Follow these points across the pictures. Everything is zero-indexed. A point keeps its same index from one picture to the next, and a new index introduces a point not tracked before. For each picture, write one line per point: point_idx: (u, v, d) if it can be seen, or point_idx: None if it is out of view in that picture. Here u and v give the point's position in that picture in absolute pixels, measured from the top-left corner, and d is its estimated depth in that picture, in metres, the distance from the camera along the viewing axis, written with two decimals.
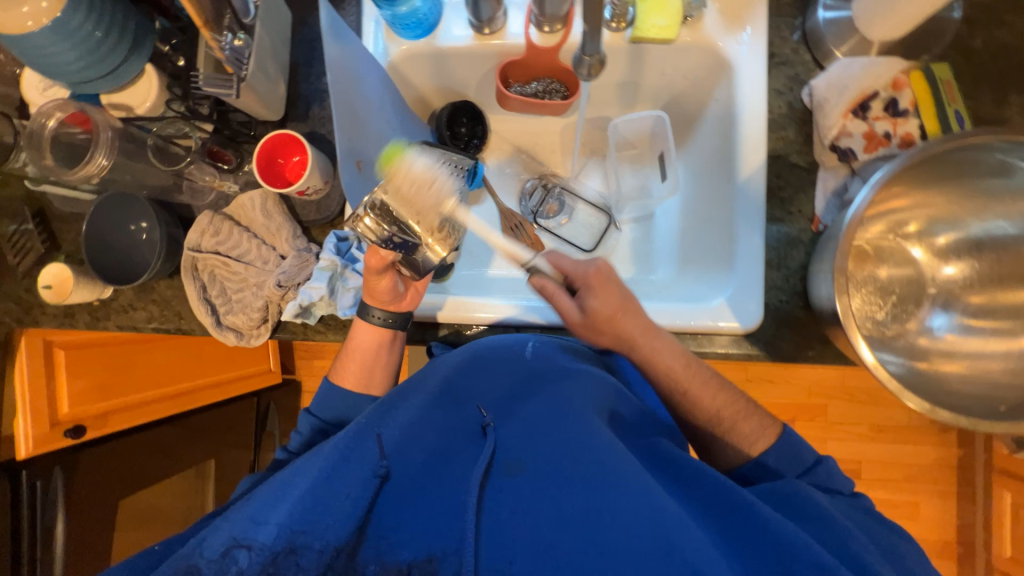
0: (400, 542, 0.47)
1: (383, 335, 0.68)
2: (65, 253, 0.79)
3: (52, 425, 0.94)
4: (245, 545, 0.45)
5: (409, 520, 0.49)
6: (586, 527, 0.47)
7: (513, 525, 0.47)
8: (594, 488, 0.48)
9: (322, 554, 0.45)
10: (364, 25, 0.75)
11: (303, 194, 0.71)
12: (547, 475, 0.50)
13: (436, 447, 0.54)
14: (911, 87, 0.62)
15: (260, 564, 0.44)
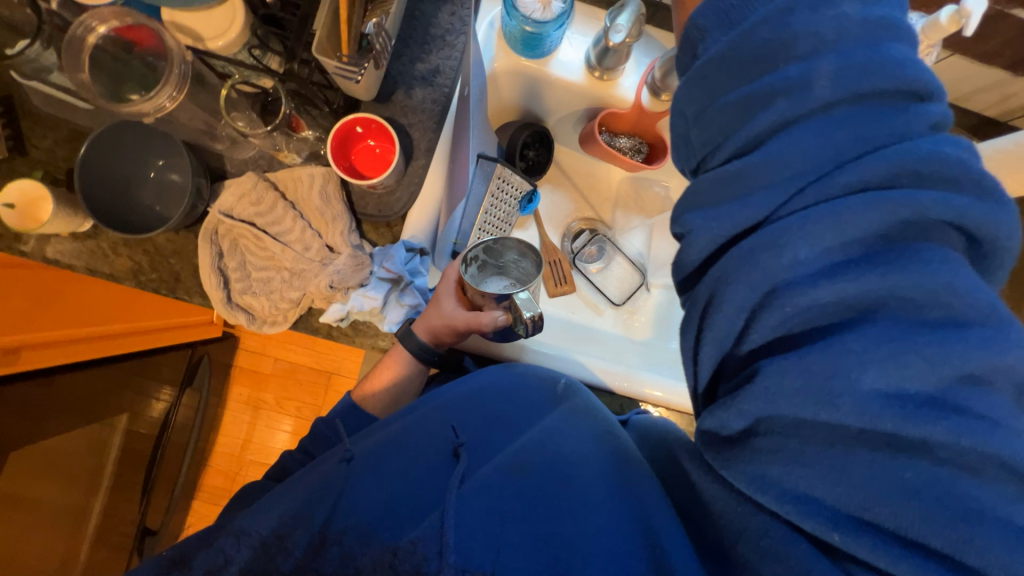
0: (381, 531, 0.45)
1: (412, 366, 0.65)
2: (33, 164, 0.63)
3: None
4: (235, 532, 0.44)
5: (391, 520, 0.46)
6: (569, 537, 0.44)
7: (484, 517, 0.45)
8: (572, 495, 0.48)
9: (308, 538, 0.44)
10: (477, 22, 0.69)
11: (371, 188, 0.64)
12: (527, 483, 0.48)
13: (417, 456, 0.53)
14: None
15: (247, 551, 0.42)
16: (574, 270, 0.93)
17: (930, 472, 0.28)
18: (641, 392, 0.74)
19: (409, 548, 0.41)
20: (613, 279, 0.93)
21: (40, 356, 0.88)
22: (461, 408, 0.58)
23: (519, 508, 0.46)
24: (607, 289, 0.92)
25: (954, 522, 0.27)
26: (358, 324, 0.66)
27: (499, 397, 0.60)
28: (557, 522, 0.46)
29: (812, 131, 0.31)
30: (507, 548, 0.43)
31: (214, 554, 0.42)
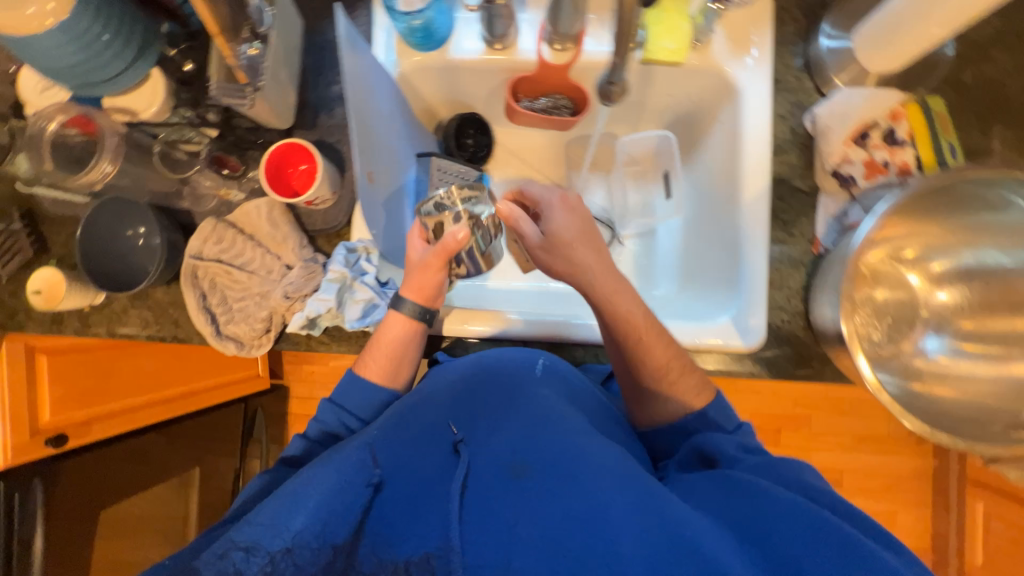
0: (394, 542, 0.49)
1: (410, 329, 0.65)
2: (55, 257, 0.76)
3: (33, 433, 0.90)
4: (242, 547, 0.45)
5: (405, 523, 0.50)
6: (591, 524, 0.45)
7: (501, 522, 0.47)
8: (588, 479, 0.49)
9: (319, 553, 0.46)
10: (375, 35, 0.74)
11: (310, 204, 0.70)
12: (548, 471, 0.50)
13: (421, 456, 0.55)
14: (908, 118, 0.64)
15: (259, 566, 0.44)
16: None
17: (791, 524, 0.45)
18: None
19: (424, 562, 0.47)
20: None
21: (112, 424, 1.04)
22: (458, 400, 0.61)
23: (541, 501, 0.48)
24: None
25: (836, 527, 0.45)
26: (329, 330, 0.71)
27: (496, 381, 0.63)
28: (589, 509, 0.46)
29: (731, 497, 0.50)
30: (533, 544, 0.45)
31: (225, 565, 0.44)
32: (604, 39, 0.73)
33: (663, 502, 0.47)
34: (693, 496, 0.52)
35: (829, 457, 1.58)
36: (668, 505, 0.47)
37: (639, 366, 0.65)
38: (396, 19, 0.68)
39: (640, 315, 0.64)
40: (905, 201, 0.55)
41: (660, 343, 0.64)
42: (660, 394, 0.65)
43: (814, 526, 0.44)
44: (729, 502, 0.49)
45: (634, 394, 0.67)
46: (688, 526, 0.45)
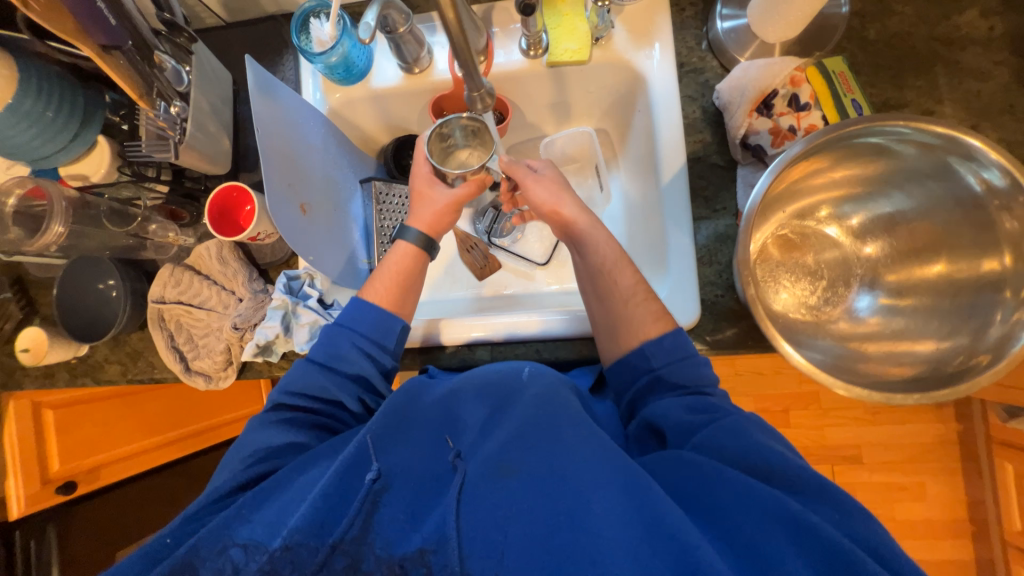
0: (389, 541, 0.48)
1: (416, 255, 0.74)
2: (41, 316, 0.83)
3: (43, 483, 0.97)
4: (241, 544, 0.48)
5: (405, 524, 0.50)
6: (578, 525, 0.45)
7: (494, 528, 0.47)
8: (587, 475, 0.47)
9: (317, 551, 0.47)
10: (303, 78, 0.80)
11: (255, 240, 0.75)
12: (538, 475, 0.49)
13: (420, 463, 0.54)
14: (809, 82, 0.65)
15: (255, 562, 0.47)
16: (493, 247, 0.97)
17: (770, 523, 0.43)
18: (555, 332, 0.75)
19: (419, 557, 0.46)
20: (532, 243, 0.97)
21: (116, 468, 1.12)
22: (451, 408, 0.60)
23: (530, 504, 0.47)
24: (528, 253, 0.97)
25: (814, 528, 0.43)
26: (287, 354, 0.75)
27: (490, 385, 0.60)
28: (575, 511, 0.45)
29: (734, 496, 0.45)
30: (520, 546, 0.45)
31: (224, 561, 0.48)
32: (512, 49, 0.76)
33: (654, 504, 0.45)
34: (683, 487, 0.48)
35: (843, 433, 1.51)
36: (661, 506, 0.45)
37: (610, 297, 0.67)
38: (313, 60, 0.72)
39: (625, 272, 0.68)
40: (813, 149, 0.55)
41: (627, 267, 0.68)
42: (628, 314, 0.65)
43: (799, 533, 0.42)
44: (726, 500, 0.45)
45: (607, 323, 0.67)
46: (672, 518, 0.44)
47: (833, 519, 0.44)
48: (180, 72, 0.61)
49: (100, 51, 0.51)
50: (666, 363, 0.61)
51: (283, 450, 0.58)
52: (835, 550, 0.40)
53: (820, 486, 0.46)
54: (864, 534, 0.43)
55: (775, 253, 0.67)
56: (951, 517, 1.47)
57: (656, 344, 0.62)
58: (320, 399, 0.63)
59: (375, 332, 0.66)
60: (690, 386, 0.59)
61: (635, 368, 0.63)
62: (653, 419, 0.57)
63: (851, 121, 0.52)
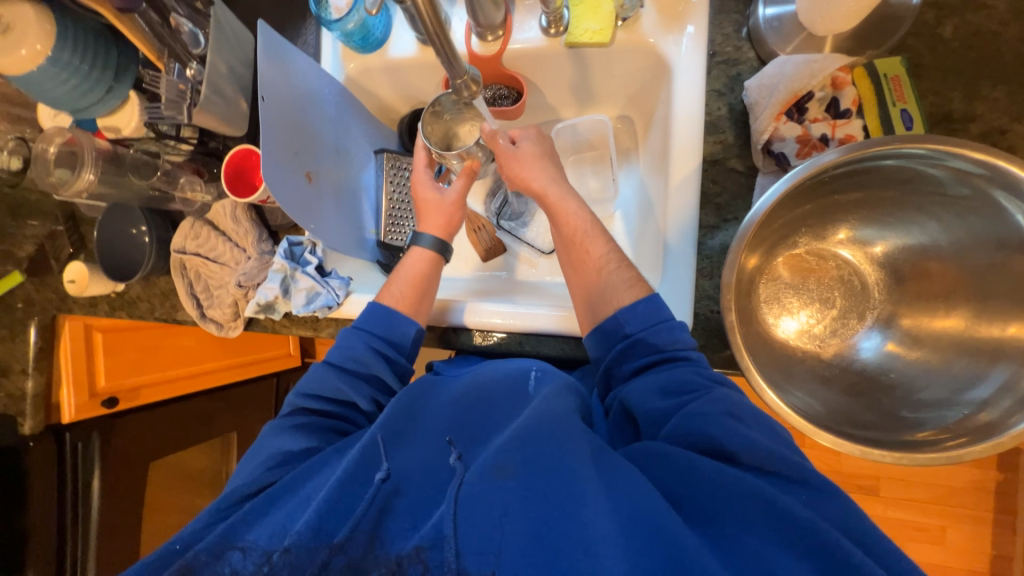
0: (389, 540, 0.47)
1: (432, 260, 0.74)
2: (88, 252, 0.92)
3: (92, 395, 1.10)
4: (245, 547, 0.48)
5: (405, 530, 0.48)
6: (571, 524, 0.44)
7: (492, 521, 0.45)
8: (579, 476, 0.47)
9: (316, 551, 0.46)
10: (323, 43, 0.80)
11: (266, 202, 0.79)
12: (530, 470, 0.48)
13: (420, 470, 0.52)
14: (854, 84, 0.57)
15: (255, 563, 0.47)
16: (500, 230, 0.96)
17: (751, 515, 0.43)
18: (540, 326, 0.74)
19: (415, 554, 0.45)
20: (540, 230, 0.95)
21: (156, 390, 1.25)
22: (457, 415, 0.59)
23: (526, 500, 0.46)
24: (535, 240, 0.95)
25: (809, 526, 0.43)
26: (288, 314, 0.79)
27: (490, 391, 0.61)
28: (565, 506, 0.45)
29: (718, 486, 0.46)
30: (517, 546, 0.43)
31: (223, 564, 0.47)
32: (532, 26, 0.72)
33: (640, 499, 0.45)
34: (668, 483, 0.48)
35: (863, 462, 1.42)
36: (648, 504, 0.45)
37: (584, 268, 0.66)
38: (330, 27, 0.72)
39: (596, 245, 0.66)
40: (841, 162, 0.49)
41: (602, 235, 0.67)
42: (600, 285, 0.64)
43: (781, 522, 0.42)
44: (714, 496, 0.45)
45: (580, 293, 0.66)
46: (664, 524, 0.43)
47: (804, 500, 0.46)
48: (197, 35, 0.63)
49: (118, 13, 0.54)
50: (642, 328, 0.60)
51: (289, 456, 0.60)
52: (812, 531, 0.41)
53: (795, 468, 0.47)
54: (838, 515, 0.44)
55: (784, 273, 0.62)
56: (970, 567, 1.37)
57: (629, 310, 0.61)
58: (333, 403, 0.65)
59: (389, 333, 0.68)
60: (660, 359, 0.58)
61: (609, 335, 0.61)
62: (628, 400, 0.58)
63: (873, 141, 0.47)
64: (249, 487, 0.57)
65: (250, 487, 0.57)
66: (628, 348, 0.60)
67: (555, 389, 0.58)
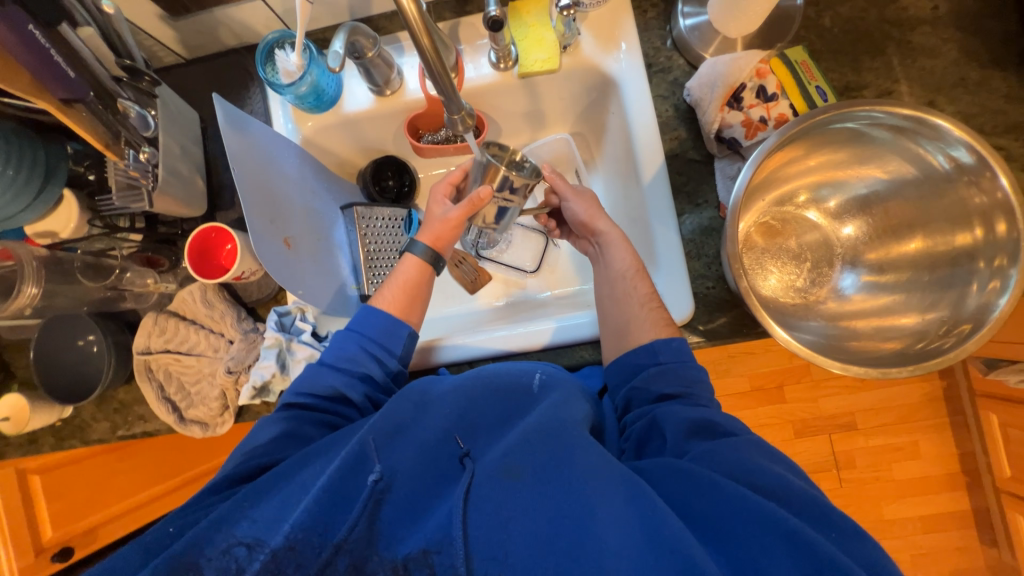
0: (391, 542, 0.49)
1: (422, 267, 0.74)
2: (19, 381, 0.79)
3: (38, 553, 0.94)
4: (246, 542, 0.47)
5: (407, 525, 0.50)
6: (577, 521, 0.47)
7: (495, 517, 0.48)
8: (591, 478, 0.49)
9: (320, 550, 0.46)
10: (273, 109, 0.78)
11: (240, 279, 0.73)
12: (540, 473, 0.50)
13: (423, 466, 0.54)
14: (774, 73, 0.67)
15: (259, 562, 0.45)
16: (482, 260, 0.97)
17: (765, 535, 0.44)
18: (547, 340, 0.77)
19: (422, 557, 0.47)
20: (521, 251, 0.98)
21: (115, 526, 1.08)
22: (460, 409, 0.59)
23: (533, 505, 0.48)
24: (517, 262, 0.97)
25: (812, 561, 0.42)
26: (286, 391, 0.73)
27: (498, 391, 0.62)
28: (578, 514, 0.47)
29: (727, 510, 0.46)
30: (522, 545, 0.46)
31: (228, 559, 0.46)
32: (482, 63, 0.77)
33: (654, 513, 0.46)
34: (679, 493, 0.50)
35: (837, 401, 1.55)
36: (664, 521, 0.46)
37: (625, 299, 0.70)
38: (283, 91, 0.71)
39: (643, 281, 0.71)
40: (793, 136, 0.57)
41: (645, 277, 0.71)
42: (634, 315, 0.68)
43: (793, 545, 0.43)
44: (721, 511, 0.46)
45: (616, 324, 0.69)
46: (672, 529, 0.45)
47: (832, 538, 0.45)
48: (147, 117, 0.59)
49: (61, 105, 0.49)
50: (675, 359, 0.63)
51: (280, 440, 0.59)
52: (828, 562, 0.41)
53: (823, 511, 0.47)
54: (865, 556, 0.44)
55: (759, 240, 0.69)
56: (946, 471, 1.53)
57: (664, 341, 0.64)
58: (329, 399, 0.65)
59: (384, 337, 0.67)
60: (684, 390, 0.61)
61: (641, 361, 0.64)
62: (660, 418, 0.58)
63: (819, 110, 0.55)
64: (239, 473, 0.56)
65: (243, 471, 0.56)
66: (659, 372, 0.62)
67: (565, 395, 0.60)
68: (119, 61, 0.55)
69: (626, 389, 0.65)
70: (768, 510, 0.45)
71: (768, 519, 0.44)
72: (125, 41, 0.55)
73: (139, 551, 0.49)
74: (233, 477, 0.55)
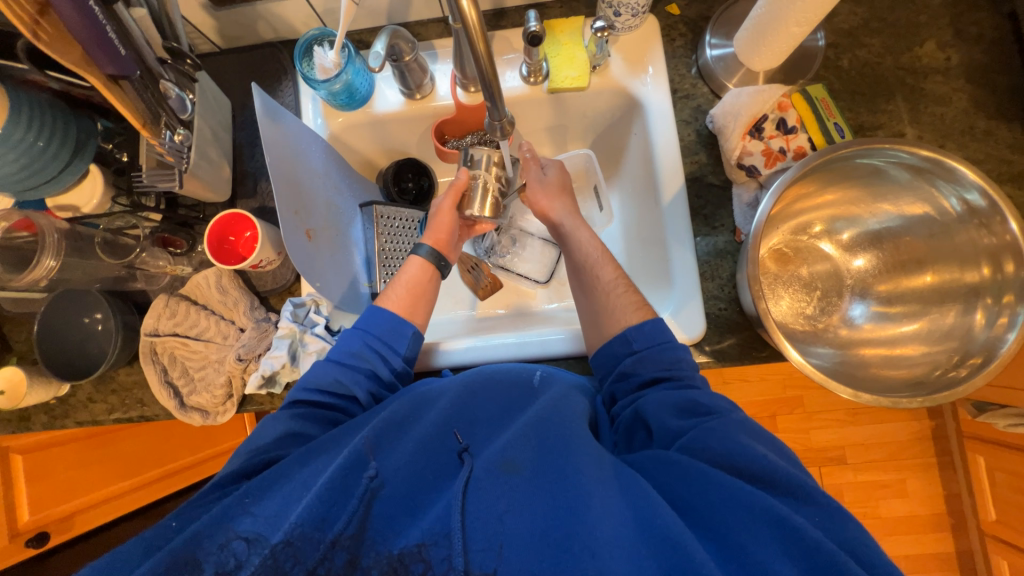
0: (387, 538, 0.47)
1: (429, 269, 0.75)
2: (17, 355, 0.78)
3: (12, 536, 0.91)
4: (245, 537, 0.45)
5: (403, 519, 0.49)
6: (574, 517, 0.47)
7: (493, 510, 0.48)
8: (589, 477, 0.50)
9: (318, 546, 0.45)
10: (303, 103, 0.80)
11: (257, 267, 0.73)
12: (537, 470, 0.51)
13: (420, 460, 0.53)
14: (794, 107, 0.70)
15: (261, 557, 0.44)
16: (494, 267, 0.98)
17: (755, 522, 0.46)
18: (555, 350, 0.77)
19: (418, 552, 0.46)
20: (533, 262, 0.99)
21: (96, 514, 1.05)
22: (458, 404, 0.59)
23: (532, 497, 0.49)
24: (529, 272, 0.98)
25: (807, 559, 0.43)
26: (291, 383, 0.73)
27: (497, 389, 0.62)
28: (575, 504, 0.48)
29: (723, 502, 0.47)
30: (521, 538, 0.46)
31: (227, 554, 0.44)
32: (512, 77, 0.79)
33: (649, 505, 0.48)
34: (676, 488, 0.50)
35: (827, 435, 1.56)
36: (656, 511, 0.48)
37: (594, 290, 0.74)
38: (317, 86, 0.72)
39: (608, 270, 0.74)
40: (814, 167, 0.59)
41: (610, 263, 0.75)
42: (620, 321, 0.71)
43: (782, 534, 0.45)
44: (717, 503, 0.48)
45: (591, 313, 0.73)
46: (676, 528, 0.46)
47: (816, 522, 0.47)
48: (185, 100, 0.60)
49: (107, 81, 0.50)
50: (649, 346, 0.65)
51: (286, 440, 0.57)
52: (816, 549, 0.43)
53: (806, 491, 0.48)
54: (844, 537, 0.46)
55: (772, 266, 0.71)
56: (932, 511, 1.53)
57: (636, 329, 0.66)
58: (337, 395, 0.63)
59: (388, 336, 0.67)
60: (668, 372, 0.62)
61: (617, 352, 0.66)
62: (644, 409, 0.59)
63: (841, 145, 0.57)
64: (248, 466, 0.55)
65: (246, 467, 0.54)
66: (637, 360, 0.64)
67: (563, 390, 0.62)
68: (165, 43, 0.56)
69: (612, 380, 0.66)
70: (766, 504, 0.46)
71: (763, 509, 0.46)
72: (175, 27, 0.57)
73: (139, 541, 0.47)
74: (236, 474, 0.54)
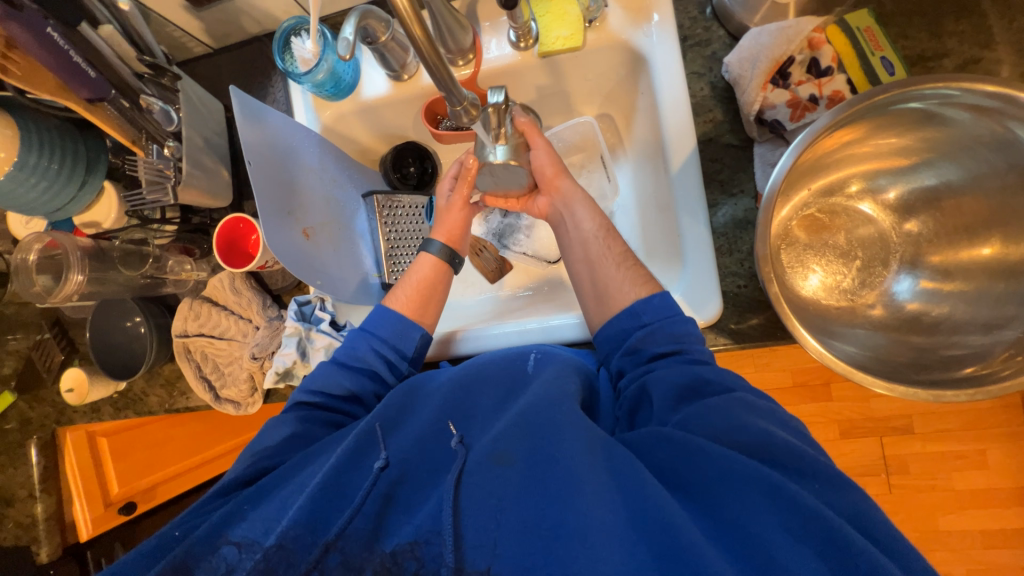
0: (386, 536, 0.49)
1: (439, 266, 0.74)
2: (80, 355, 0.87)
3: (107, 505, 1.07)
4: (237, 543, 0.49)
5: (402, 516, 0.50)
6: (563, 501, 0.46)
7: (482, 505, 0.48)
8: (582, 462, 0.47)
9: (312, 548, 0.48)
10: (294, 97, 0.79)
11: (264, 268, 0.76)
12: (528, 458, 0.49)
13: (416, 457, 0.53)
14: (830, 42, 0.59)
15: (257, 563, 0.47)
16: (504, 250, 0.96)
17: (750, 493, 0.43)
18: (553, 336, 0.75)
19: (411, 550, 0.47)
20: (542, 241, 0.94)
21: (172, 486, 1.22)
22: (451, 398, 0.58)
23: (523, 490, 0.47)
24: (538, 252, 0.94)
25: (801, 532, 0.40)
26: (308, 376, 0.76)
27: (493, 379, 0.60)
28: (565, 491, 0.46)
29: (714, 478, 0.44)
30: (514, 534, 0.45)
31: (220, 560, 0.48)
32: (503, 43, 0.73)
33: (641, 489, 0.45)
34: (673, 467, 0.47)
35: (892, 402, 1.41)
36: (650, 496, 0.44)
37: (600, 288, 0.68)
38: (301, 80, 0.71)
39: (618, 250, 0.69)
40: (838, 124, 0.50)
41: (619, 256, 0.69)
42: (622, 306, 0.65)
43: (777, 502, 0.42)
44: (719, 479, 0.44)
45: (598, 296, 0.68)
46: (672, 513, 0.43)
47: (814, 490, 0.44)
48: (170, 112, 0.61)
49: (88, 104, 0.55)
50: (658, 318, 0.61)
51: (288, 444, 0.59)
52: (812, 515, 0.40)
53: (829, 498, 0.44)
54: (853, 512, 0.42)
55: (801, 235, 0.63)
56: (1016, 483, 1.38)
57: (644, 301, 0.62)
58: (342, 399, 0.64)
59: (395, 338, 0.67)
60: (676, 347, 0.58)
61: (625, 327, 0.62)
62: (650, 383, 0.55)
63: (876, 90, 0.48)
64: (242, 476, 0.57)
65: (249, 472, 0.57)
66: (646, 334, 0.60)
67: (558, 371, 0.58)
68: (142, 58, 0.57)
69: (618, 355, 0.62)
70: (763, 473, 0.43)
71: (746, 475, 0.43)
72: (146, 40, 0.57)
73: (148, 548, 0.51)
74: (237, 480, 0.57)
